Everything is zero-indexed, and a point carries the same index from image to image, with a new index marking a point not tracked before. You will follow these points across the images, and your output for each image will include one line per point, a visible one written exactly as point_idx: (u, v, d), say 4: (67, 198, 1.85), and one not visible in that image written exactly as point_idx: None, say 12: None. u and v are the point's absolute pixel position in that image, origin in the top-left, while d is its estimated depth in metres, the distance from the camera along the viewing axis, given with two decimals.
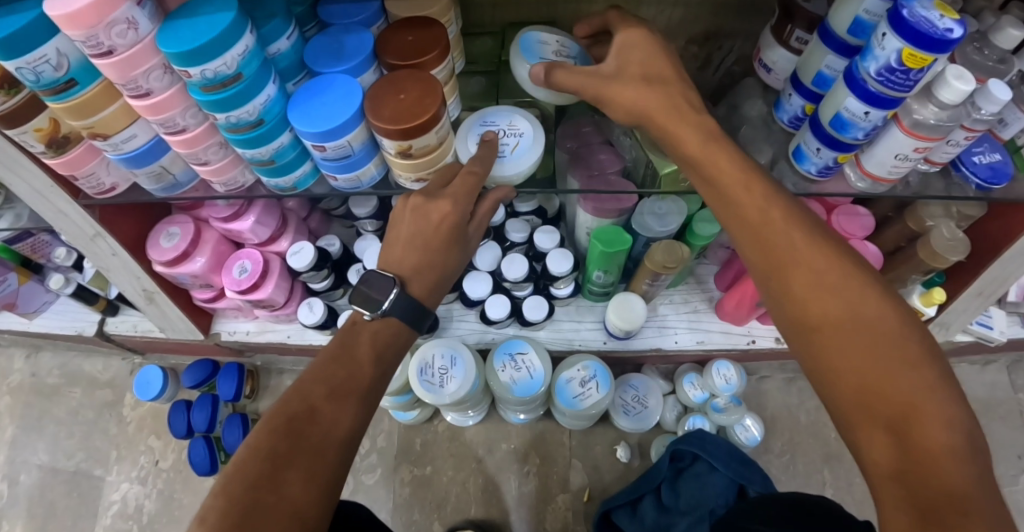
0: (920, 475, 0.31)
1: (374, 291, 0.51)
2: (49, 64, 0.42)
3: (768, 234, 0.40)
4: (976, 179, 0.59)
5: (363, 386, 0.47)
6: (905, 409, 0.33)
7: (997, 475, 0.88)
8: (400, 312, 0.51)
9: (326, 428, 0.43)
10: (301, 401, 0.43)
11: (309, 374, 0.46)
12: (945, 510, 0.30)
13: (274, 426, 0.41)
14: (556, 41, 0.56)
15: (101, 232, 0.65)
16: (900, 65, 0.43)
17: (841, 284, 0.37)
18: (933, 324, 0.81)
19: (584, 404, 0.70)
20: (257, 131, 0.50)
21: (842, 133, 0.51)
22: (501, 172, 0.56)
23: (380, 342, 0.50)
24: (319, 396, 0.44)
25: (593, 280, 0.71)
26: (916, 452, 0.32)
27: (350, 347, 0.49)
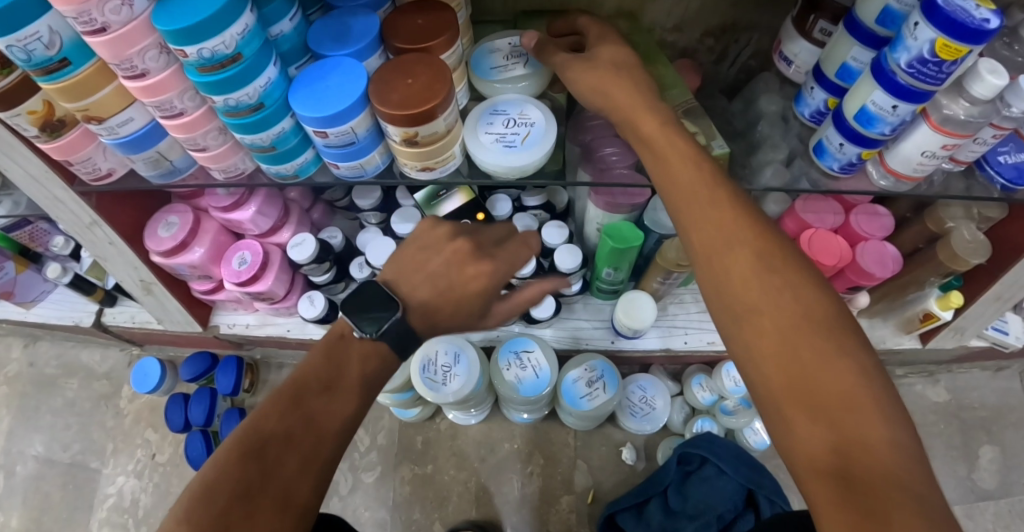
0: (859, 465, 0.31)
1: (374, 309, 0.47)
2: (41, 42, 0.41)
3: (723, 231, 0.39)
4: (1000, 179, 0.57)
5: (349, 407, 0.45)
6: (845, 397, 0.32)
7: (1008, 483, 0.86)
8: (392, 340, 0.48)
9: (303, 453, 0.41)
10: (278, 423, 0.42)
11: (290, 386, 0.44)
12: (885, 491, 0.29)
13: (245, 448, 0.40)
14: (507, 45, 0.57)
15: (98, 220, 0.63)
16: (933, 56, 0.41)
17: (781, 283, 0.36)
18: (948, 328, 0.78)
19: (591, 405, 0.68)
20: (257, 116, 0.49)
21: (868, 128, 0.49)
22: (512, 164, 0.53)
23: (371, 362, 0.47)
24: (298, 417, 0.42)
25: (601, 277, 0.69)
26: (853, 437, 0.31)
27: (338, 361, 0.46)
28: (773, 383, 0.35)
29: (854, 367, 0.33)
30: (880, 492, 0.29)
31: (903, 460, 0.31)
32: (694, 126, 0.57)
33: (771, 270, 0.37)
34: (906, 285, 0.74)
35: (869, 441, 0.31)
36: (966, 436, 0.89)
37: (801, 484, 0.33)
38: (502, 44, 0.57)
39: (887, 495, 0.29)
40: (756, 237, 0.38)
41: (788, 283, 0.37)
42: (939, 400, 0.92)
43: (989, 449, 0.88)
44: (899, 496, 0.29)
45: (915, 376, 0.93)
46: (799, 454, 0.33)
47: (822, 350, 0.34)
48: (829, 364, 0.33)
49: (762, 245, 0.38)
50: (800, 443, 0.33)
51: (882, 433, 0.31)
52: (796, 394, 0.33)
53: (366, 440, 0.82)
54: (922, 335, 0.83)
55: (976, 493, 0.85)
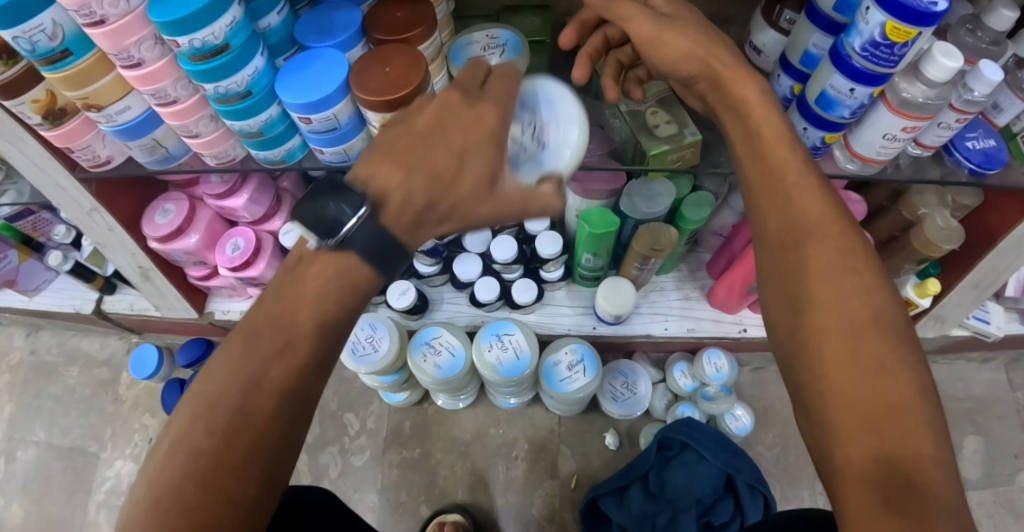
0: (905, 476, 0.30)
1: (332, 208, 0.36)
2: (45, 34, 0.43)
3: (803, 200, 0.39)
4: (969, 164, 0.58)
5: (292, 384, 0.36)
6: (899, 411, 0.32)
7: (993, 474, 0.86)
8: (365, 243, 0.37)
9: (240, 460, 0.34)
10: (209, 427, 0.34)
11: (216, 366, 0.36)
12: (930, 504, 0.29)
13: (171, 465, 0.33)
14: (485, 37, 0.59)
15: (98, 206, 0.66)
16: (884, 39, 0.43)
17: (858, 284, 0.36)
18: (929, 316, 0.80)
19: (560, 162, 0.41)
20: (246, 103, 0.51)
21: (829, 111, 0.51)
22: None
23: (330, 282, 0.37)
24: (229, 417, 0.34)
25: (581, 263, 0.71)
26: (898, 446, 0.31)
27: (282, 324, 0.36)
28: (826, 385, 0.34)
29: (911, 379, 0.33)
30: (924, 502, 0.29)
31: (946, 480, 0.30)
32: (666, 115, 0.58)
33: (851, 270, 0.36)
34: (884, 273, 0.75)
35: (915, 456, 0.31)
36: (951, 426, 0.90)
37: (835, 492, 0.32)
38: (479, 36, 0.59)
39: (931, 509, 0.29)
40: (840, 234, 0.38)
41: (865, 287, 0.36)
42: None
43: (973, 439, 0.89)
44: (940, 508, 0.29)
45: None
46: (837, 456, 0.33)
47: (885, 361, 0.33)
48: (886, 375, 0.33)
49: (846, 242, 0.37)
50: (841, 445, 0.33)
51: (931, 450, 0.31)
52: (847, 397, 0.33)
53: (355, 425, 0.84)
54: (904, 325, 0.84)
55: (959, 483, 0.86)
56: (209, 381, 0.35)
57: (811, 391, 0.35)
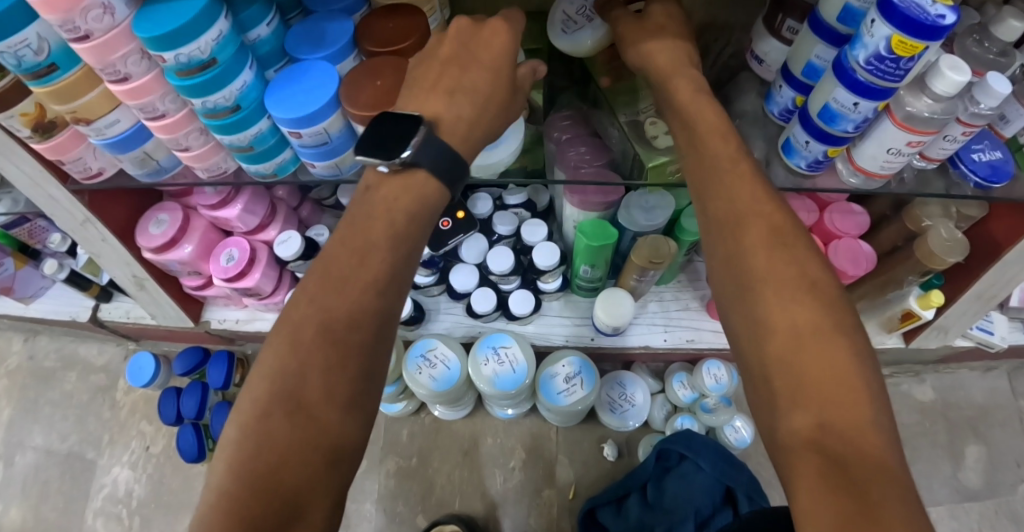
0: (843, 449, 0.31)
1: (394, 135, 0.41)
2: (30, 49, 0.43)
3: (736, 178, 0.42)
4: (974, 178, 0.57)
5: (368, 306, 0.37)
6: (842, 386, 0.33)
7: (995, 483, 0.85)
8: (429, 159, 0.41)
9: (328, 384, 0.35)
10: (290, 362, 0.35)
11: (290, 311, 0.37)
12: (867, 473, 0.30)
13: (259, 403, 0.34)
14: None
15: (91, 217, 0.65)
16: (890, 53, 0.41)
17: (790, 257, 0.38)
18: (931, 327, 0.78)
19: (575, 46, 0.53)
20: (235, 117, 0.50)
21: (832, 125, 0.50)
22: (484, 161, 0.55)
23: (398, 206, 0.41)
24: (310, 347, 0.35)
25: (580, 274, 0.70)
26: (840, 421, 0.32)
27: (352, 258, 0.38)
28: (773, 369, 0.35)
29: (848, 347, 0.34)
30: (861, 468, 0.30)
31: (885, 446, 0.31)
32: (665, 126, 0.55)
33: (782, 246, 0.39)
34: (886, 283, 0.74)
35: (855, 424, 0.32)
36: (952, 435, 0.89)
37: (784, 468, 0.33)
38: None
39: (867, 477, 0.29)
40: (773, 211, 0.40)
41: (796, 258, 0.38)
42: (926, 400, 0.91)
43: (975, 448, 0.88)
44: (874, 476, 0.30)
45: (901, 376, 0.92)
46: (781, 432, 0.34)
47: (827, 340, 0.34)
48: (821, 344, 0.34)
49: (777, 220, 0.40)
50: (784, 421, 0.34)
51: (868, 417, 0.32)
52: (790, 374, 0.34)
53: None
54: (906, 335, 0.83)
55: (961, 493, 0.85)
56: (285, 322, 0.37)
57: (761, 374, 0.36)
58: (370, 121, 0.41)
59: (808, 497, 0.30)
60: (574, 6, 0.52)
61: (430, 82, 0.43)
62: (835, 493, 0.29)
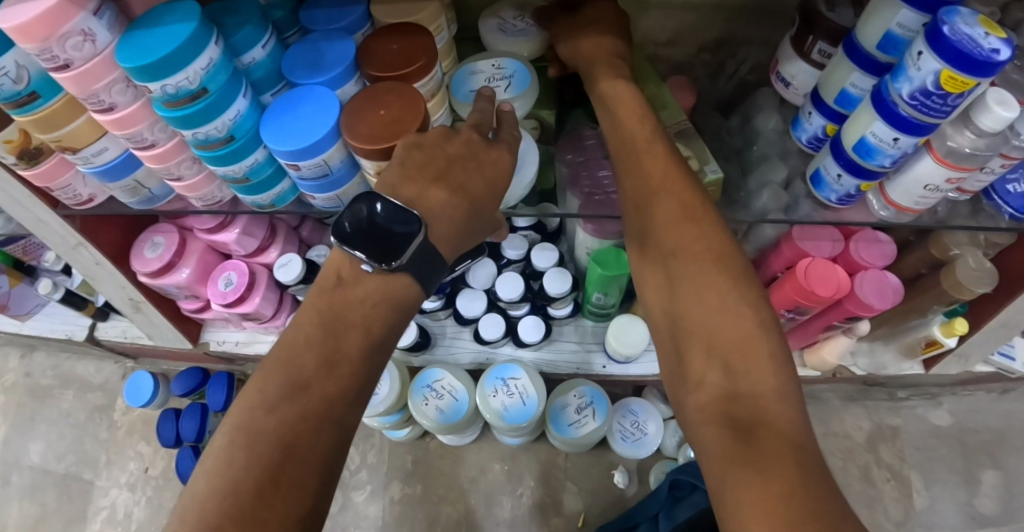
0: (747, 415, 0.35)
1: (388, 235, 0.41)
2: (8, 77, 0.40)
3: (652, 160, 0.46)
4: (1009, 208, 0.54)
5: (333, 415, 0.37)
6: (745, 350, 0.38)
7: (1012, 511, 0.83)
8: (413, 267, 0.42)
9: (286, 502, 0.33)
10: (248, 475, 0.34)
11: (243, 414, 0.36)
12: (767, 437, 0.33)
13: (206, 523, 0.32)
14: (490, 66, 0.54)
15: (83, 241, 0.63)
16: (937, 88, 0.38)
17: (697, 231, 0.43)
18: (951, 354, 0.76)
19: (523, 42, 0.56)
20: (230, 147, 0.48)
21: (867, 159, 0.47)
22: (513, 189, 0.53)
23: (379, 300, 0.41)
24: (268, 460, 0.34)
25: (592, 301, 0.68)
26: (742, 388, 0.37)
27: (319, 364, 0.38)
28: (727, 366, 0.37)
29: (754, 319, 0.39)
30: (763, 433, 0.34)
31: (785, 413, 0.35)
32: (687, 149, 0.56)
33: (692, 221, 0.44)
34: (908, 312, 0.71)
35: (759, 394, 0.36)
36: (969, 460, 0.86)
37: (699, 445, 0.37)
38: (485, 65, 0.54)
39: (767, 435, 0.33)
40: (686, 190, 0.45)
41: (703, 232, 0.43)
42: (942, 424, 0.89)
43: (992, 474, 0.85)
44: (772, 433, 0.34)
45: (916, 399, 0.90)
46: (692, 406, 0.39)
47: (733, 314, 0.39)
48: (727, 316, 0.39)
49: (687, 197, 0.44)
50: (693, 394, 0.39)
51: (773, 385, 0.36)
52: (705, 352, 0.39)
53: (356, 458, 0.82)
54: (925, 361, 0.80)
55: (978, 521, 0.83)
56: (239, 427, 0.35)
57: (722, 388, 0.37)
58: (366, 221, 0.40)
59: (718, 464, 0.34)
60: (509, 16, 0.57)
61: (419, 164, 0.44)
62: (735, 457, 0.33)
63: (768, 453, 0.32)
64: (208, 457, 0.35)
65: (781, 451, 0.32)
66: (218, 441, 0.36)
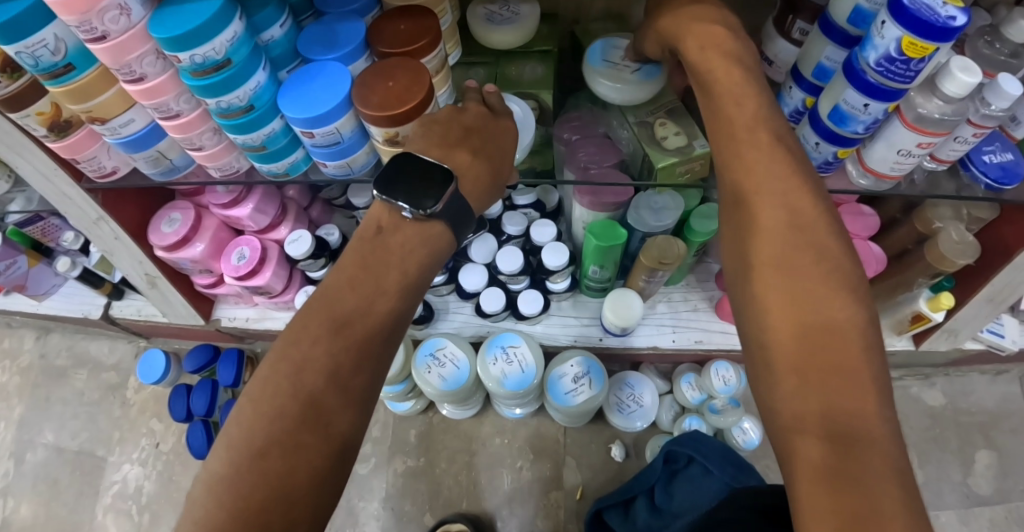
0: (846, 426, 0.33)
1: (427, 185, 0.46)
2: (47, 49, 0.43)
3: None
4: (986, 179, 0.56)
5: (371, 352, 0.41)
6: (800, 329, 0.36)
7: (1005, 489, 0.85)
8: (447, 215, 0.47)
9: (324, 434, 0.37)
10: (294, 402, 0.38)
11: (287, 347, 0.39)
12: (830, 429, 0.33)
13: (253, 446, 0.36)
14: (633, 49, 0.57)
15: (105, 216, 0.66)
16: (900, 54, 0.41)
17: None
18: (941, 330, 0.78)
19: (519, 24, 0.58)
20: (248, 117, 0.51)
21: (841, 126, 0.50)
22: None
23: (416, 245, 0.46)
24: (314, 389, 0.38)
25: (588, 275, 0.71)
26: (839, 405, 0.34)
27: (361, 304, 0.42)
28: (773, 355, 0.37)
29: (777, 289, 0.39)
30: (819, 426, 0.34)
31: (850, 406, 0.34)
32: (675, 126, 0.57)
33: None
34: (896, 286, 0.74)
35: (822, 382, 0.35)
36: (962, 440, 0.88)
37: (781, 444, 0.35)
38: (505, 36, 0.58)
39: (867, 457, 0.32)
40: None
41: None
42: (935, 404, 0.91)
43: (985, 454, 0.87)
44: (866, 452, 0.32)
45: (910, 379, 0.92)
46: (783, 412, 0.36)
47: None
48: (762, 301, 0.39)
49: None
50: (784, 401, 0.36)
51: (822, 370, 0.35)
52: None
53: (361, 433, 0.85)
54: (915, 337, 0.83)
55: (969, 498, 0.84)
56: (284, 358, 0.39)
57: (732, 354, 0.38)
58: (399, 165, 0.46)
59: (807, 477, 0.32)
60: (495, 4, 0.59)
61: (439, 136, 0.49)
62: (817, 461, 0.32)
63: (865, 479, 0.31)
64: (255, 386, 0.39)
65: (887, 483, 0.30)
66: (264, 371, 0.39)
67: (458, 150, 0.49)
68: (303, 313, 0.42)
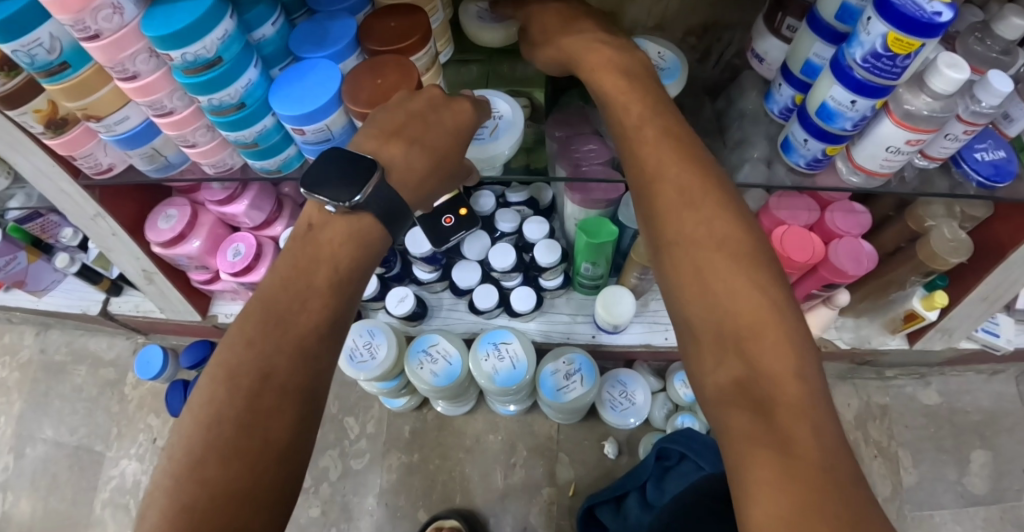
0: (768, 392, 0.33)
1: (351, 176, 0.44)
2: (42, 48, 0.44)
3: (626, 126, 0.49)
4: (978, 177, 0.56)
5: (307, 349, 0.41)
6: (731, 311, 0.36)
7: (1000, 490, 0.84)
8: (375, 207, 0.45)
9: (264, 436, 0.37)
10: (231, 408, 0.38)
11: (223, 354, 0.40)
12: (781, 411, 0.32)
13: (193, 454, 0.36)
14: (656, 53, 0.59)
15: (102, 212, 0.67)
16: (886, 52, 0.42)
17: None
18: (935, 329, 0.78)
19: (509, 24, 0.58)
20: (241, 114, 0.52)
21: (830, 123, 0.50)
22: (478, 153, 0.55)
23: (346, 240, 0.45)
24: (249, 391, 0.38)
25: (581, 272, 0.71)
26: (762, 371, 0.34)
27: (293, 303, 0.42)
28: None
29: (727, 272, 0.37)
30: (773, 405, 0.33)
31: (802, 391, 0.33)
32: None
33: None
34: (889, 284, 0.74)
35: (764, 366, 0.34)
36: (957, 440, 0.88)
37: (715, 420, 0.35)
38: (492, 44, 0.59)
39: (789, 420, 0.32)
40: None
41: None
42: (930, 403, 0.91)
43: (981, 453, 0.87)
44: (794, 416, 0.32)
45: (905, 379, 0.92)
46: (711, 384, 0.36)
47: None
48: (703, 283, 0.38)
49: None
50: (711, 373, 0.37)
51: (778, 356, 0.34)
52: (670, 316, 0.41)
53: (356, 429, 0.86)
54: (910, 336, 0.83)
55: (963, 497, 0.84)
56: (221, 366, 0.39)
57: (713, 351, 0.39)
58: (326, 159, 0.44)
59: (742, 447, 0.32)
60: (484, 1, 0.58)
61: (398, 131, 0.47)
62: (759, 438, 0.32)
63: (820, 466, 0.30)
64: (194, 396, 0.39)
65: (807, 437, 0.31)
66: (202, 381, 0.39)
67: (446, 146, 0.49)
68: (241, 319, 0.42)
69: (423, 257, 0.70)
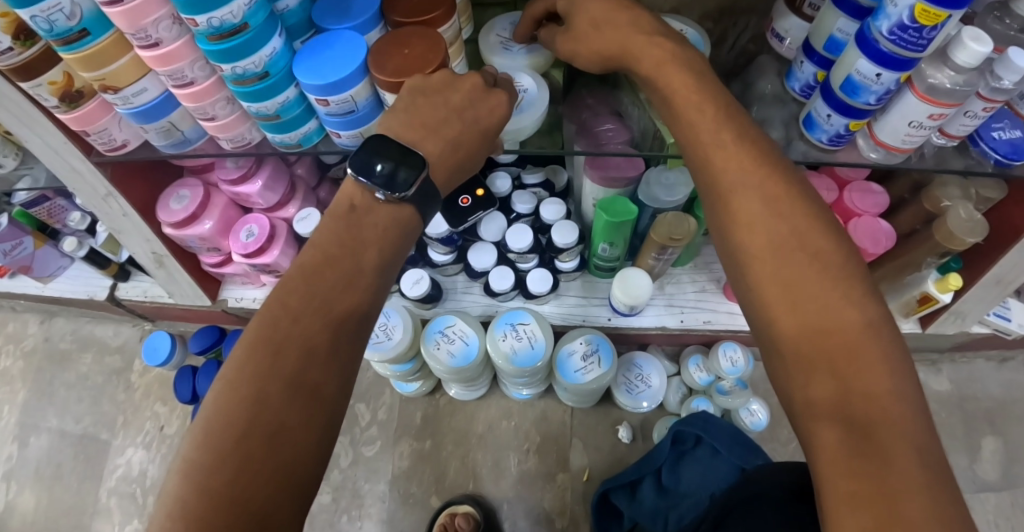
0: (857, 402, 0.32)
1: (399, 166, 0.44)
2: (62, 13, 0.43)
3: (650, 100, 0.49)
4: (994, 155, 0.57)
5: (349, 329, 0.41)
6: None
7: (1011, 476, 0.85)
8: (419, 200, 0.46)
9: (307, 413, 0.37)
10: (275, 382, 0.37)
11: (266, 326, 0.38)
12: (863, 418, 0.32)
13: (236, 428, 0.35)
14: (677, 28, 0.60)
15: (113, 191, 0.66)
16: (914, 22, 0.42)
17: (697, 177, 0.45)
18: (948, 313, 0.79)
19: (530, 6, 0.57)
20: (263, 84, 0.51)
21: (854, 97, 0.50)
22: (512, 126, 0.55)
23: (392, 226, 0.45)
24: (295, 368, 0.38)
25: (598, 253, 0.71)
26: (854, 385, 0.33)
27: (334, 285, 0.41)
28: (778, 315, 0.37)
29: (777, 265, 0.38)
30: (849, 408, 0.32)
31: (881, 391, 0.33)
32: None
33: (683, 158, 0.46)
34: (904, 267, 0.74)
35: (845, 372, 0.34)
36: (968, 427, 0.88)
37: (802, 429, 0.34)
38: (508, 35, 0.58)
39: (888, 438, 0.31)
40: None
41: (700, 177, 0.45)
42: (941, 390, 0.91)
43: (991, 440, 0.87)
44: (870, 410, 0.32)
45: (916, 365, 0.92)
46: (799, 399, 0.35)
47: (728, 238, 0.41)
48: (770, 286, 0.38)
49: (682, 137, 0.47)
50: (800, 387, 0.35)
51: (844, 348, 0.34)
52: None
53: (367, 415, 0.85)
54: (922, 321, 0.83)
55: (975, 483, 0.85)
56: (261, 339, 0.38)
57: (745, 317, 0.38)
58: (374, 146, 0.44)
59: (827, 463, 0.31)
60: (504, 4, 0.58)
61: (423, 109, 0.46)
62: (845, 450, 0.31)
63: (893, 459, 0.30)
64: (230, 367, 0.37)
65: (908, 459, 0.30)
66: (239, 351, 0.38)
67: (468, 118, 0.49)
68: (278, 290, 0.40)
69: (440, 238, 0.69)
